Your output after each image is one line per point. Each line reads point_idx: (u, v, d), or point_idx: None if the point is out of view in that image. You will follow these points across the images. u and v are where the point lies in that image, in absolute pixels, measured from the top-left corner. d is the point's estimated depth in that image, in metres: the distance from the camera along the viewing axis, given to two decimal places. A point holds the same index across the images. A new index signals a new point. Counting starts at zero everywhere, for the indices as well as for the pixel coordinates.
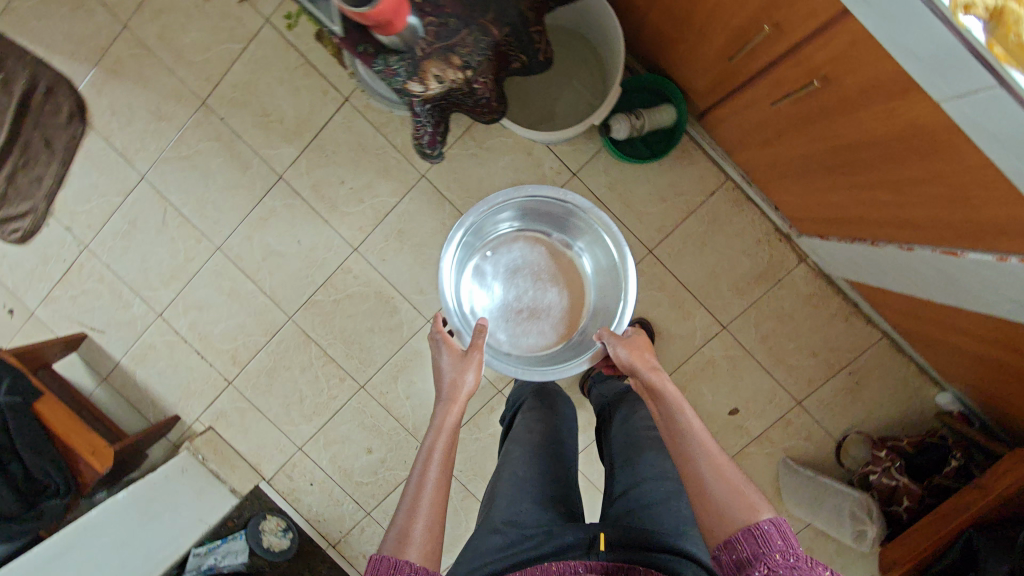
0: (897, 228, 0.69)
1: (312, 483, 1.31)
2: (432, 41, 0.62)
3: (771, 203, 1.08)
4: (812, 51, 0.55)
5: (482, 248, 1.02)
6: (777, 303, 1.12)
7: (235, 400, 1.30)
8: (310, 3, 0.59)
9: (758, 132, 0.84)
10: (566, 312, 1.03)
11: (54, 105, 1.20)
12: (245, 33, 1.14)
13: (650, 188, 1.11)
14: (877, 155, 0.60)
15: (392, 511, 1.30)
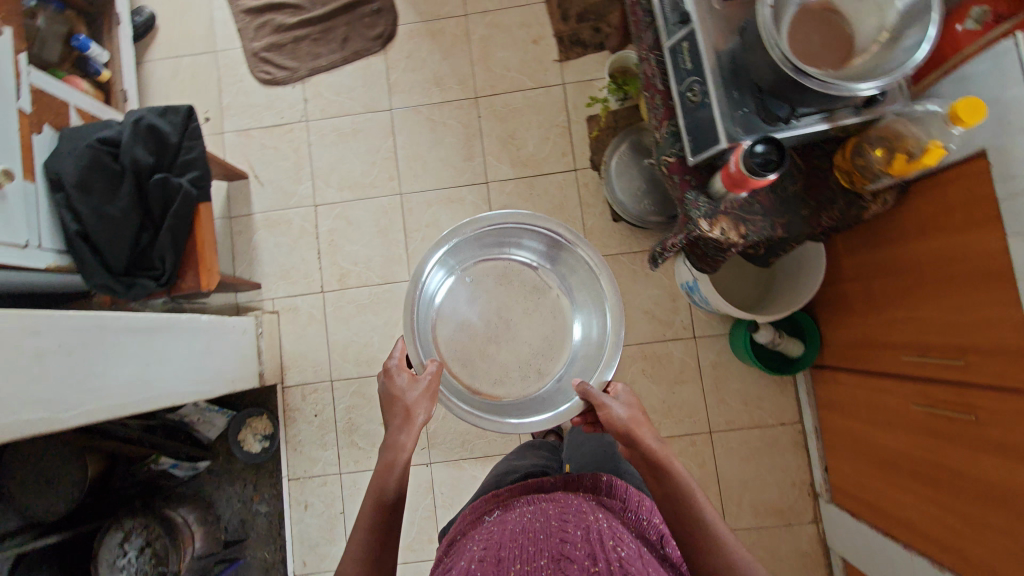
0: (939, 547, 0.84)
1: (315, 415, 1.34)
2: (737, 206, 0.81)
3: (821, 463, 1.24)
4: (979, 394, 0.73)
5: (462, 275, 1.10)
6: (777, 542, 1.25)
7: (313, 307, 1.38)
8: (688, 134, 0.80)
9: (864, 409, 1.02)
10: (537, 349, 1.09)
11: (373, 21, 1.43)
12: (541, 78, 1.39)
13: (741, 387, 1.29)
14: (971, 489, 0.77)
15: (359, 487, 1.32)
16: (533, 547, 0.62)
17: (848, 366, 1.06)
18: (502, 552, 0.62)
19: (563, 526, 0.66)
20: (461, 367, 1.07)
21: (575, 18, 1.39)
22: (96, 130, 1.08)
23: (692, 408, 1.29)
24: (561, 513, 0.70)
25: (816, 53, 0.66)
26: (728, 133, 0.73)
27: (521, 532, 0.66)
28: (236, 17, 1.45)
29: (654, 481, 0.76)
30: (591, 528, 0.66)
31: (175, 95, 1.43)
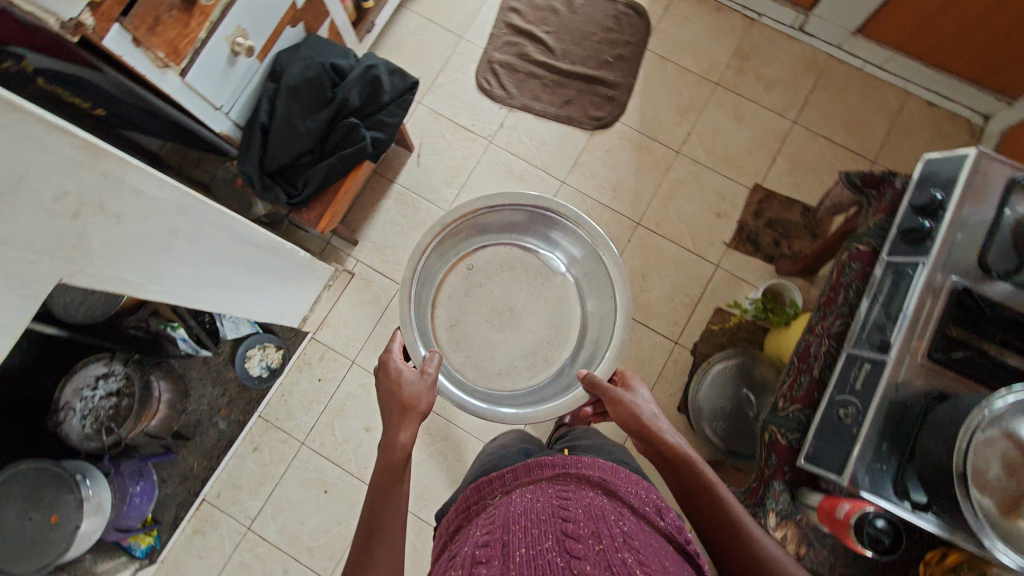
0: None
1: (318, 380, 1.35)
2: (811, 528, 0.75)
3: None
4: None
5: (467, 262, 1.08)
6: None
7: (383, 291, 1.39)
8: (816, 437, 0.78)
9: None
10: (542, 338, 1.07)
11: (600, 105, 1.47)
12: (702, 246, 1.39)
13: None
14: None
15: (307, 467, 1.31)
16: (536, 530, 0.56)
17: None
18: (505, 535, 0.55)
19: (563, 506, 0.61)
20: (462, 358, 1.04)
21: (766, 220, 1.39)
22: (336, 53, 1.15)
23: None
24: (558, 491, 0.65)
25: (989, 484, 0.62)
26: (854, 475, 0.70)
27: (519, 514, 0.59)
28: (497, 22, 1.51)
29: (665, 472, 0.76)
30: (592, 509, 0.61)
31: (405, 47, 1.49)
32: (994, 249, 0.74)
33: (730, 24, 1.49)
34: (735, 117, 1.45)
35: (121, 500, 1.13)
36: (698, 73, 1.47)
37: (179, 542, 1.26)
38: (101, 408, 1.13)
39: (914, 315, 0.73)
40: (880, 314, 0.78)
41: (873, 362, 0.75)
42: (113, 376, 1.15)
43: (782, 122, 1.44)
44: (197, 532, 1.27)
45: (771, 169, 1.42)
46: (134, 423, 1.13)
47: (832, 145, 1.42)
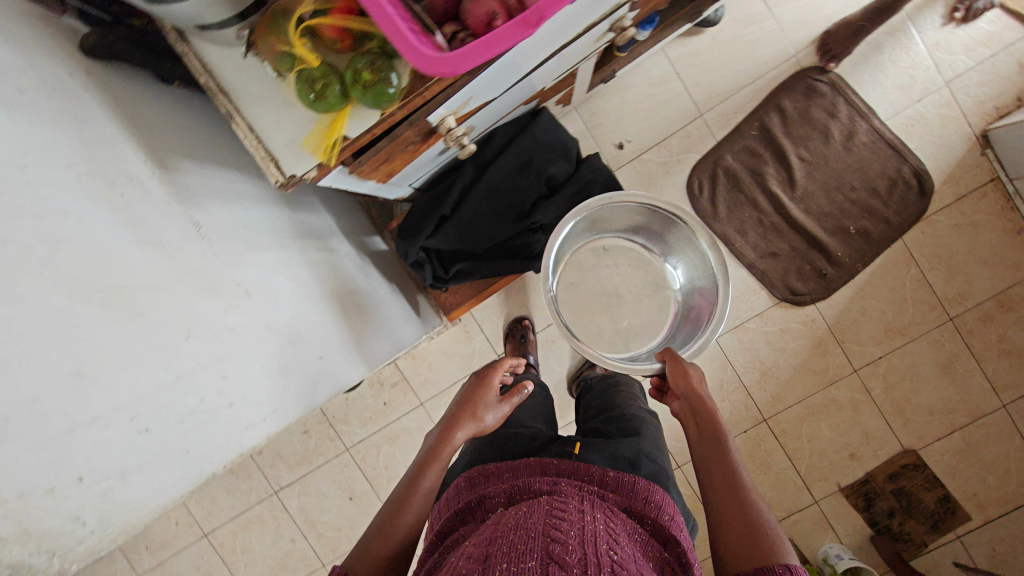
0: None
1: (383, 403, 1.34)
2: None
3: None
4: None
5: (603, 244, 1.20)
6: None
7: (479, 353, 1.31)
8: None
9: None
10: (635, 332, 1.21)
11: (806, 276, 1.21)
12: (810, 480, 1.26)
13: None
14: None
15: (342, 471, 1.36)
16: (523, 547, 0.49)
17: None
18: (489, 553, 0.49)
19: (557, 515, 0.55)
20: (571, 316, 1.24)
21: (896, 486, 1.25)
22: (555, 148, 0.91)
23: None
24: (558, 508, 0.57)
25: None
26: None
27: (509, 533, 0.52)
28: (751, 117, 1.19)
29: (691, 422, 0.72)
30: (588, 534, 0.53)
31: (630, 95, 1.21)
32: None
33: (1015, 259, 1.19)
34: (943, 367, 1.22)
35: None
36: (939, 295, 1.20)
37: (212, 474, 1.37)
38: None
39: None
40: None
41: None
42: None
43: (987, 398, 1.22)
44: (231, 473, 1.37)
45: (939, 439, 1.24)
46: None
47: (1020, 449, 1.22)
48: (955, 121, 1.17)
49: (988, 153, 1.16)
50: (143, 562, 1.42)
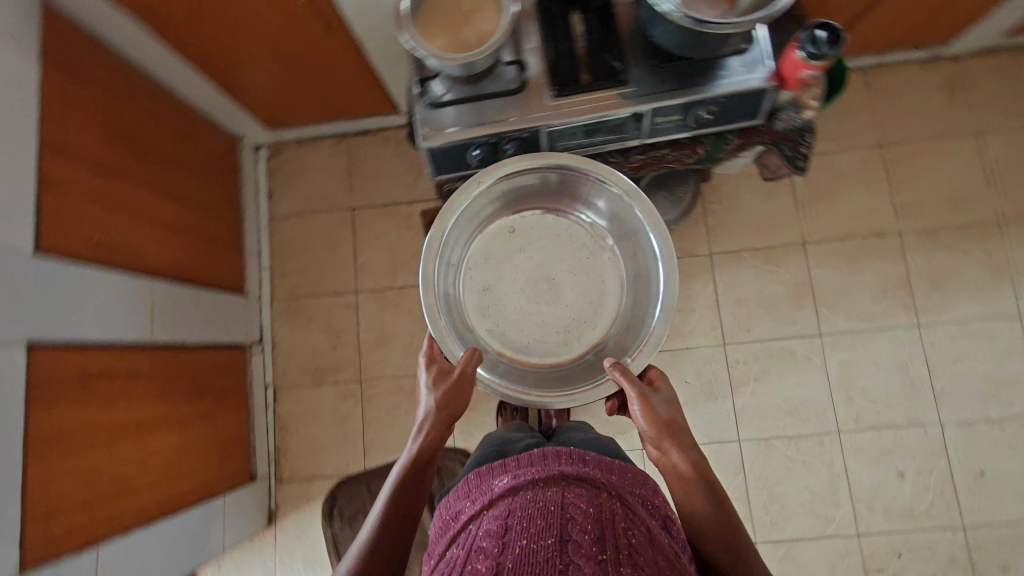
0: None
1: (896, 551, 1.27)
2: (694, 146, 0.94)
3: (903, 50, 1.41)
4: None
5: (511, 222, 1.06)
6: (980, 94, 1.40)
7: (770, 548, 1.29)
8: (575, 136, 0.88)
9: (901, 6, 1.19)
10: (578, 317, 1.03)
11: None
12: None
13: (836, 115, 1.43)
14: None
15: (971, 497, 1.27)
16: (539, 522, 0.70)
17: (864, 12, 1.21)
18: (508, 522, 0.71)
19: (571, 496, 0.74)
20: (487, 325, 1.04)
21: None
22: None
23: (853, 168, 1.41)
24: (567, 479, 0.78)
25: None
26: (758, 73, 0.81)
27: (529, 504, 0.74)
28: None
29: (677, 486, 0.84)
30: (598, 505, 0.74)
31: None
32: (479, 100, 0.84)
33: (296, 406, 1.41)
34: (387, 343, 1.42)
35: None
36: (361, 405, 1.40)
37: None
38: None
39: (601, 109, 0.83)
40: (613, 127, 0.87)
41: (648, 115, 0.84)
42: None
43: (366, 303, 1.44)
44: None
45: (410, 284, 1.44)
46: None
47: (362, 252, 1.46)
48: (285, 544, 1.35)
49: (274, 504, 1.37)
50: None
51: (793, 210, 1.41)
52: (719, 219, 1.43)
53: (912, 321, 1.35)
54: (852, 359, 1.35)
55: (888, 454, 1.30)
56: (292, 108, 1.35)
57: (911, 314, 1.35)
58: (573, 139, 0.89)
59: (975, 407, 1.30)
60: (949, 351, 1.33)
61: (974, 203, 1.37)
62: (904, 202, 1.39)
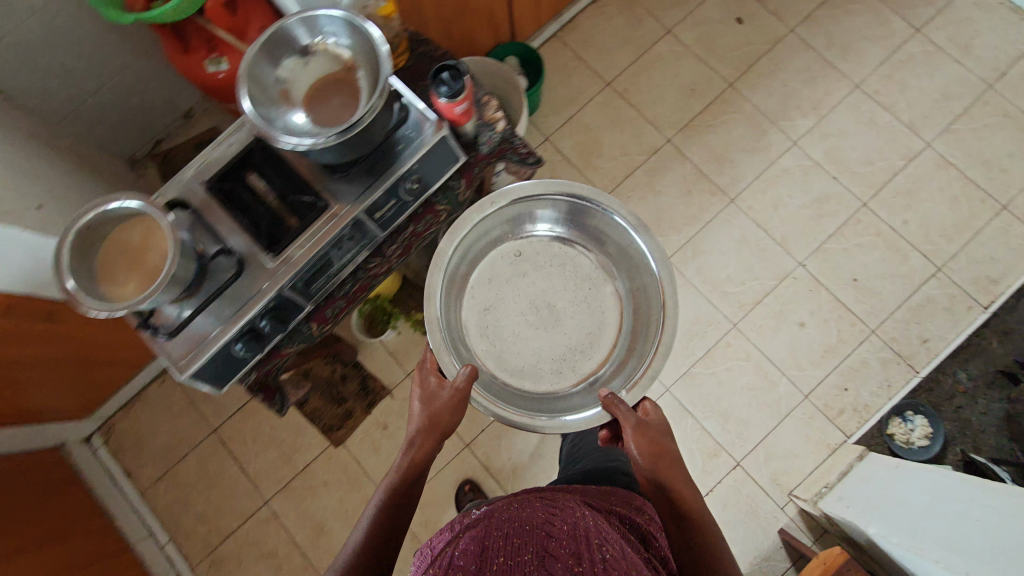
0: None
1: (843, 386, 1.33)
2: (431, 207, 0.96)
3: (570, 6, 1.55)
4: None
5: (517, 247, 1.11)
6: (648, 1, 1.57)
7: (754, 459, 1.31)
8: (322, 273, 0.88)
9: None
10: (574, 348, 1.07)
11: None
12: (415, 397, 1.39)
13: (559, 84, 1.54)
14: None
15: (863, 304, 1.36)
16: (518, 540, 0.66)
17: (509, 5, 1.33)
18: (487, 541, 0.67)
19: (551, 522, 0.71)
20: (486, 346, 1.06)
21: (342, 404, 1.39)
22: None
23: (599, 115, 1.52)
24: (549, 509, 0.75)
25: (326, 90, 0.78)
26: (430, 129, 0.86)
27: (512, 525, 0.70)
28: None
29: (669, 522, 0.83)
30: (580, 525, 0.71)
31: None
32: (212, 304, 0.82)
33: None
34: (324, 527, 1.34)
35: None
36: None
37: (996, 293, 1.33)
38: None
39: (323, 241, 0.83)
40: (349, 244, 0.88)
41: (367, 217, 0.86)
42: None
43: (282, 505, 1.36)
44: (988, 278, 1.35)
45: (310, 462, 1.38)
46: None
47: (248, 462, 1.38)
48: None
49: None
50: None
51: (580, 177, 1.49)
52: None
53: (725, 200, 1.45)
54: (705, 260, 1.42)
55: (782, 315, 1.38)
56: (90, 389, 1.27)
57: (720, 195, 1.45)
58: (324, 276, 0.88)
59: (814, 235, 1.41)
60: (767, 204, 1.44)
61: (702, 81, 1.51)
62: (653, 115, 1.51)
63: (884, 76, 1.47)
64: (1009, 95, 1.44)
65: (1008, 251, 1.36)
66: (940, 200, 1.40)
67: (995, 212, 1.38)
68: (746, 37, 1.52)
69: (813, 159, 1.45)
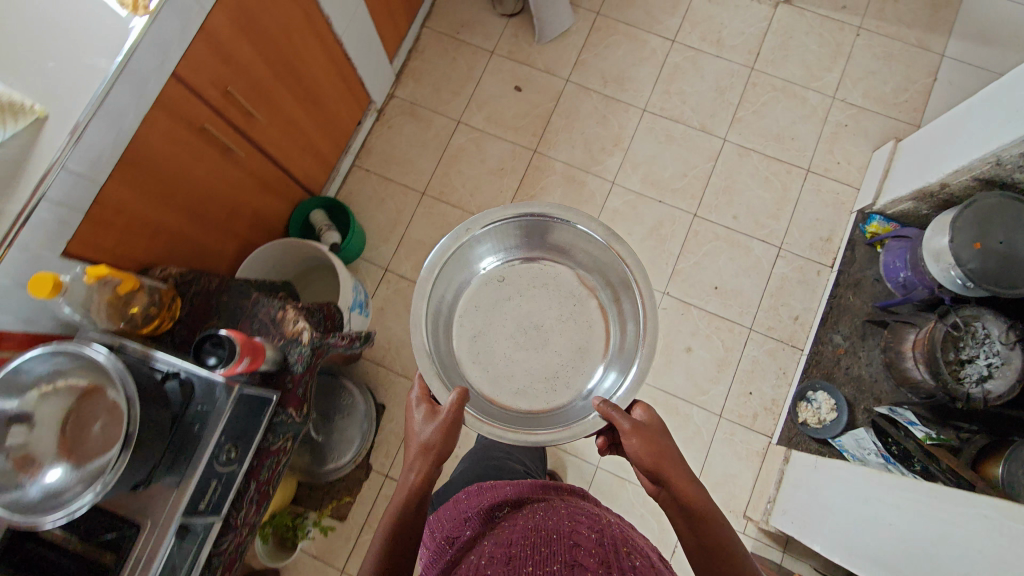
0: (307, 33, 1.12)
1: (748, 391, 1.36)
2: (264, 456, 0.87)
3: (355, 134, 1.52)
4: (209, 99, 0.94)
5: (501, 272, 1.12)
6: (428, 101, 1.57)
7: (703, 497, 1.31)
8: None
9: (294, 141, 1.25)
10: (564, 363, 1.06)
11: None
12: None
13: (376, 211, 1.50)
14: (262, 56, 1.02)
15: (733, 307, 1.41)
16: (542, 547, 0.61)
17: (288, 171, 1.27)
18: (510, 551, 0.62)
19: (575, 527, 0.66)
20: (479, 369, 1.06)
21: None
22: None
23: (428, 226, 1.49)
24: (569, 513, 0.70)
25: (89, 435, 0.69)
26: (223, 393, 0.77)
27: (535, 530, 0.65)
28: None
29: (679, 519, 0.77)
30: (602, 529, 0.66)
31: None
32: None
33: None
34: None
35: (916, 259, 1.22)
36: None
37: (833, 250, 1.42)
38: (974, 354, 1.14)
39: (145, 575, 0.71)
40: (179, 559, 0.75)
41: (190, 519, 0.75)
42: (969, 406, 1.12)
43: None
44: (822, 239, 1.43)
45: None
46: (938, 330, 1.15)
47: None
48: None
49: None
50: (828, 118, 1.51)
51: None
52: (402, 361, 1.41)
53: None
54: None
55: (670, 348, 1.40)
56: None
57: None
58: None
59: (665, 261, 1.44)
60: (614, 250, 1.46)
61: (509, 157, 1.52)
62: (477, 207, 1.50)
63: (662, 92, 1.54)
64: (771, 70, 1.54)
65: (827, 208, 1.45)
66: (755, 185, 1.48)
67: (803, 178, 1.47)
68: (531, 102, 1.55)
69: (635, 191, 1.49)
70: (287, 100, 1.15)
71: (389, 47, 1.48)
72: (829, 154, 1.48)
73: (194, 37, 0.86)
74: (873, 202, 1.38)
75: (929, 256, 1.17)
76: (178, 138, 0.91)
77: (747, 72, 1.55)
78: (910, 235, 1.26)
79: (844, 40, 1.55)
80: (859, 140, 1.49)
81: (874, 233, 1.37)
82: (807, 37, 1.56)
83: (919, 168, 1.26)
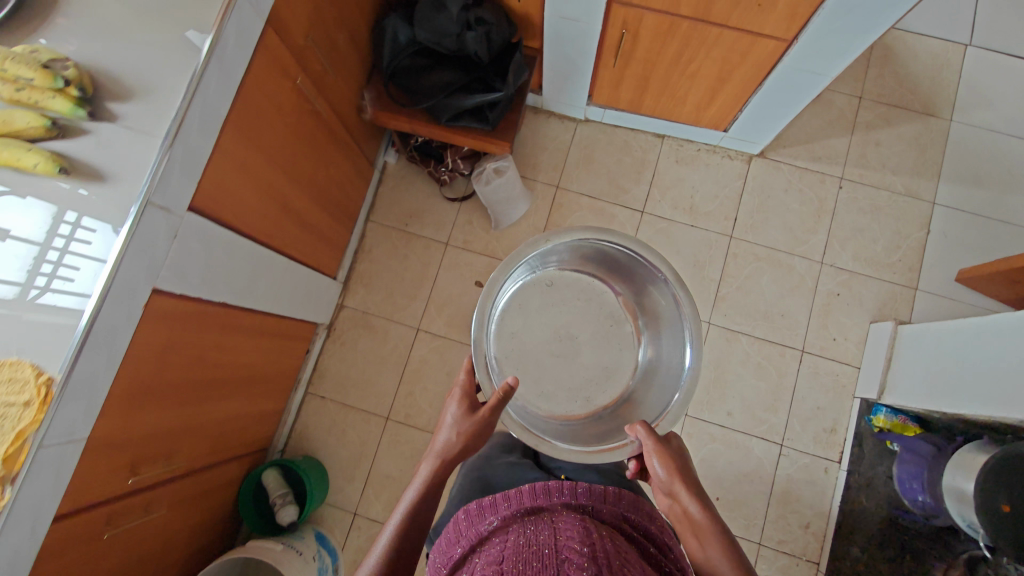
0: (224, 343, 0.97)
1: None
2: None
3: (305, 361, 1.38)
4: (111, 502, 0.80)
5: (549, 277, 1.17)
6: (382, 307, 1.43)
7: None
8: None
9: (228, 433, 1.10)
10: (589, 379, 1.14)
11: None
12: None
13: (337, 444, 1.36)
14: (171, 408, 0.88)
15: (738, 519, 1.29)
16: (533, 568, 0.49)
17: (228, 459, 1.13)
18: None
19: (577, 541, 0.53)
20: (513, 365, 1.13)
21: None
22: None
23: (396, 455, 1.35)
24: (575, 528, 0.57)
25: None
26: None
27: (528, 550, 0.53)
28: None
29: (688, 535, 0.78)
30: (609, 551, 0.52)
31: None
32: None
33: None
34: None
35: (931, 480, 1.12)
36: None
37: (839, 443, 1.31)
38: None
39: None
40: None
41: None
42: None
43: None
44: (825, 429, 1.32)
45: None
46: None
47: None
48: None
49: None
50: (818, 288, 1.39)
51: None
52: None
53: None
54: None
55: None
56: None
57: None
58: None
59: None
60: None
61: None
62: None
63: None
64: (751, 237, 1.42)
65: (827, 394, 1.34)
66: (747, 374, 1.36)
67: (798, 360, 1.35)
68: None
69: None
70: (210, 413, 1.00)
71: (330, 267, 1.33)
72: (824, 329, 1.36)
73: (74, 472, 0.71)
74: (876, 394, 1.26)
75: (949, 490, 1.07)
76: (77, 567, 0.76)
77: (725, 242, 1.42)
78: (925, 452, 1.17)
79: (826, 195, 1.43)
80: (854, 309, 1.37)
81: (881, 427, 1.25)
82: (786, 194, 1.43)
83: (925, 379, 1.14)
